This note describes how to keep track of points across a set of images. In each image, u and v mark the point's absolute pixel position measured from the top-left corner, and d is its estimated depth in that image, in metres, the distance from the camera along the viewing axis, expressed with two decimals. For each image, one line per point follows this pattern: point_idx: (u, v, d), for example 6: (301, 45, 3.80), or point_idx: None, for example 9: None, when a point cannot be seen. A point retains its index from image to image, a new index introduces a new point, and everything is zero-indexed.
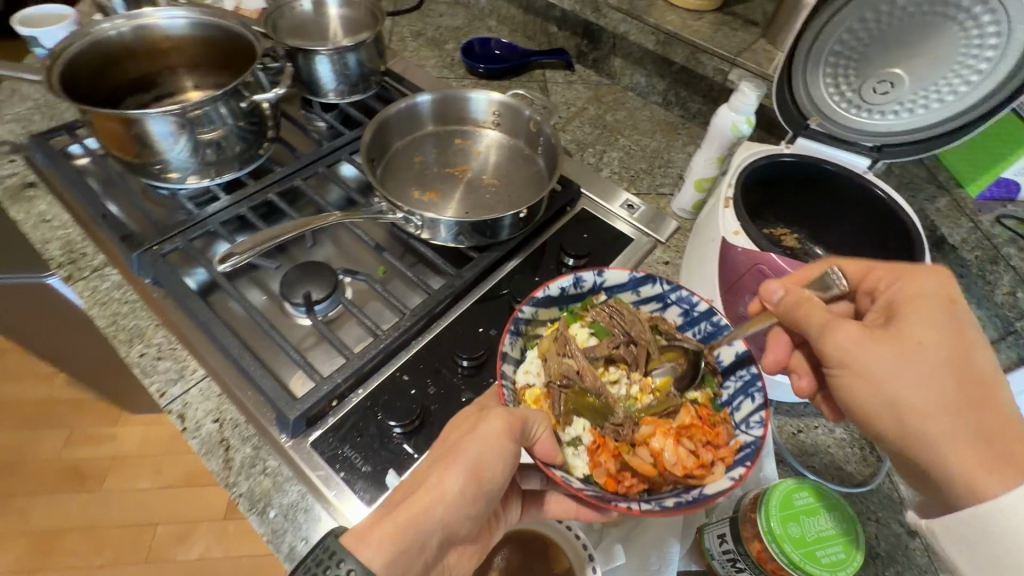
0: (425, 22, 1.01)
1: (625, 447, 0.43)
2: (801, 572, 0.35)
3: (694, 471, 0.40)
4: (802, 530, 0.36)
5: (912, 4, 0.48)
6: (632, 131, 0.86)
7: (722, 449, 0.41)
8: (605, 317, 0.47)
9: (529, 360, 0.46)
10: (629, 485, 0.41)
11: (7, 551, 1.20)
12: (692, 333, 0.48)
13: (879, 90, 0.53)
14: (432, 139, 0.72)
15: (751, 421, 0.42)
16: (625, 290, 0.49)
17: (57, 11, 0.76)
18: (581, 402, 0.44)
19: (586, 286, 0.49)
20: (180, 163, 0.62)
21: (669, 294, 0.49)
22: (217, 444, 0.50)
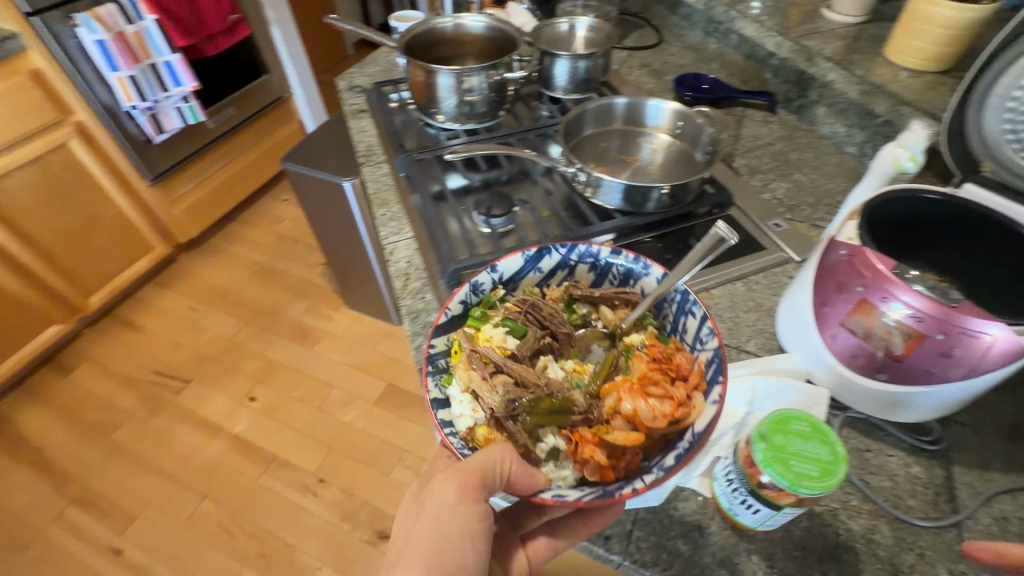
0: (656, 58, 1.20)
1: (602, 430, 0.48)
2: (766, 469, 0.41)
3: (677, 414, 0.46)
4: (785, 443, 0.42)
5: None
6: (813, 170, 0.90)
7: (692, 379, 0.50)
8: (514, 310, 0.57)
9: (461, 401, 0.51)
10: (625, 461, 0.47)
11: (251, 363, 1.73)
12: (611, 279, 0.62)
13: None
14: (619, 133, 0.89)
15: (703, 336, 0.52)
16: (528, 271, 0.61)
17: (414, 15, 1.15)
18: (543, 411, 0.49)
19: (484, 287, 0.59)
20: (449, 110, 0.92)
21: (569, 257, 0.61)
22: (403, 275, 0.74)
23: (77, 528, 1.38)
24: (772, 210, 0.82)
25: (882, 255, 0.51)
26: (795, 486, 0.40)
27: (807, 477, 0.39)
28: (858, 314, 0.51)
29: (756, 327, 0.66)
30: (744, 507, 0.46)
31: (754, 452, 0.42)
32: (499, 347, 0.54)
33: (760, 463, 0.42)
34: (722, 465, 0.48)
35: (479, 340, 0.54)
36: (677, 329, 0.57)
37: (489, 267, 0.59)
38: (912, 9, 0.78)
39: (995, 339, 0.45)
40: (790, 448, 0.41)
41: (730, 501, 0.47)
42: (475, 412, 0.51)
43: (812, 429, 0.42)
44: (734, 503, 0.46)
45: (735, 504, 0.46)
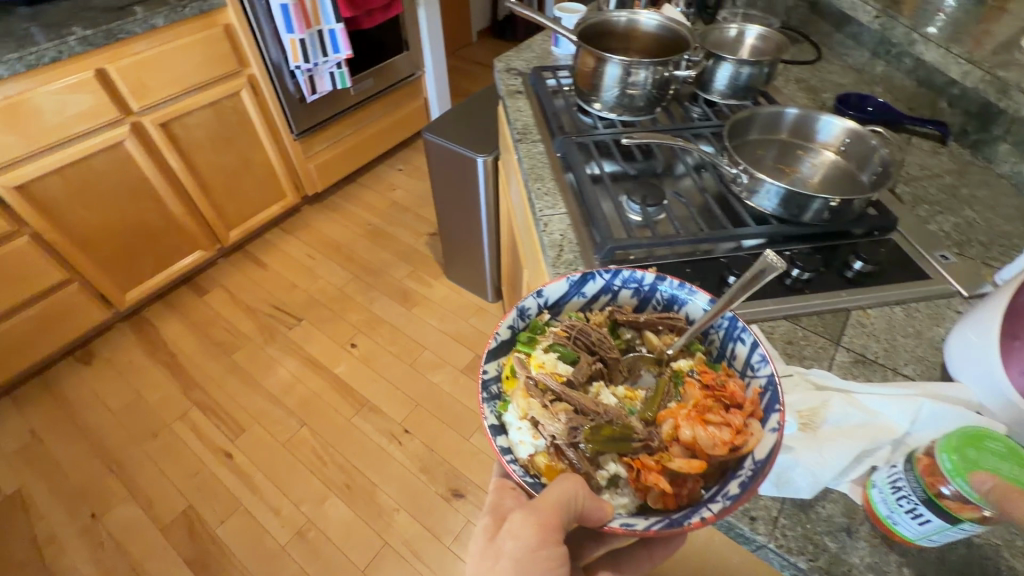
0: (814, 74, 1.17)
1: (662, 457, 0.47)
2: (957, 480, 0.42)
3: (736, 442, 0.46)
4: (978, 459, 0.43)
5: None
6: (986, 208, 0.85)
7: (747, 406, 0.49)
8: (563, 336, 0.55)
9: (522, 428, 0.49)
10: (685, 488, 0.46)
11: (355, 314, 1.87)
12: (655, 303, 0.60)
13: None
14: (780, 143, 0.88)
15: (755, 363, 0.52)
16: (572, 296, 0.59)
17: (577, 7, 1.19)
18: (605, 437, 0.48)
19: (531, 312, 0.57)
20: (608, 99, 0.96)
21: (614, 283, 0.59)
22: (557, 246, 0.78)
23: (196, 429, 1.56)
24: (938, 240, 0.79)
25: None
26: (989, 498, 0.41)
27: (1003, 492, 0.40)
28: None
29: (915, 354, 0.65)
30: (907, 518, 0.46)
31: (940, 461, 0.44)
32: (552, 374, 0.51)
33: (946, 471, 0.43)
34: (886, 472, 0.48)
35: (533, 367, 0.52)
36: (725, 355, 0.56)
37: (534, 292, 0.58)
38: None
39: None
40: (983, 464, 0.42)
41: (889, 508, 0.47)
42: (536, 438, 0.49)
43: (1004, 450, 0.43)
44: (895, 513, 0.47)
45: (897, 515, 0.47)
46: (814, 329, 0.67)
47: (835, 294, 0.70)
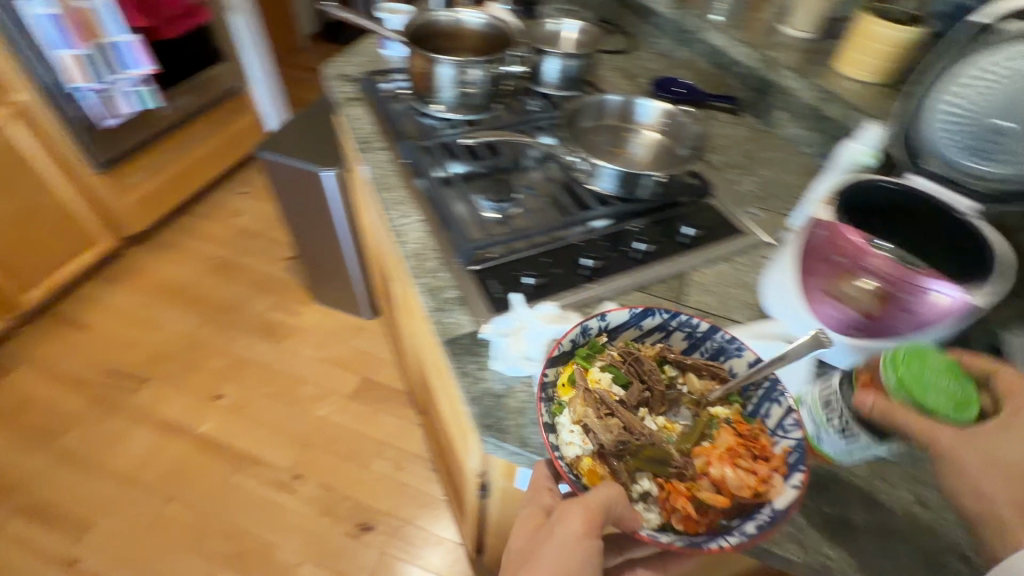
0: (630, 62, 1.28)
1: (692, 487, 0.53)
2: (901, 392, 0.48)
3: (758, 489, 0.52)
4: (919, 372, 0.49)
5: (1015, 70, 0.63)
6: (776, 167, 1.00)
7: (773, 460, 0.53)
8: (618, 359, 0.60)
9: (575, 433, 0.55)
10: (705, 518, 0.52)
11: (214, 360, 1.66)
12: (697, 351, 0.63)
13: (991, 138, 0.66)
14: (609, 127, 0.96)
15: (787, 425, 0.55)
16: (631, 325, 0.62)
17: (401, 7, 1.15)
18: (645, 457, 0.54)
19: (591, 331, 0.61)
20: (447, 100, 0.95)
21: (670, 322, 0.62)
22: (417, 255, 0.76)
23: (24, 540, 1.27)
24: (745, 200, 0.91)
25: (855, 231, 0.59)
26: (923, 410, 0.48)
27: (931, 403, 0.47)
28: (839, 282, 0.60)
29: (741, 300, 0.75)
30: (832, 435, 0.55)
31: (885, 377, 0.49)
32: (607, 392, 0.57)
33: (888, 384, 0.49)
34: (818, 390, 0.57)
35: (589, 381, 0.58)
36: (760, 411, 0.58)
37: (598, 314, 0.61)
38: (864, 31, 0.91)
39: (943, 299, 0.55)
40: (921, 379, 0.49)
41: (819, 427, 0.57)
42: (584, 443, 0.55)
43: (936, 362, 0.50)
44: (823, 431, 0.56)
45: (824, 432, 0.56)
46: (661, 295, 0.74)
47: (673, 259, 0.79)
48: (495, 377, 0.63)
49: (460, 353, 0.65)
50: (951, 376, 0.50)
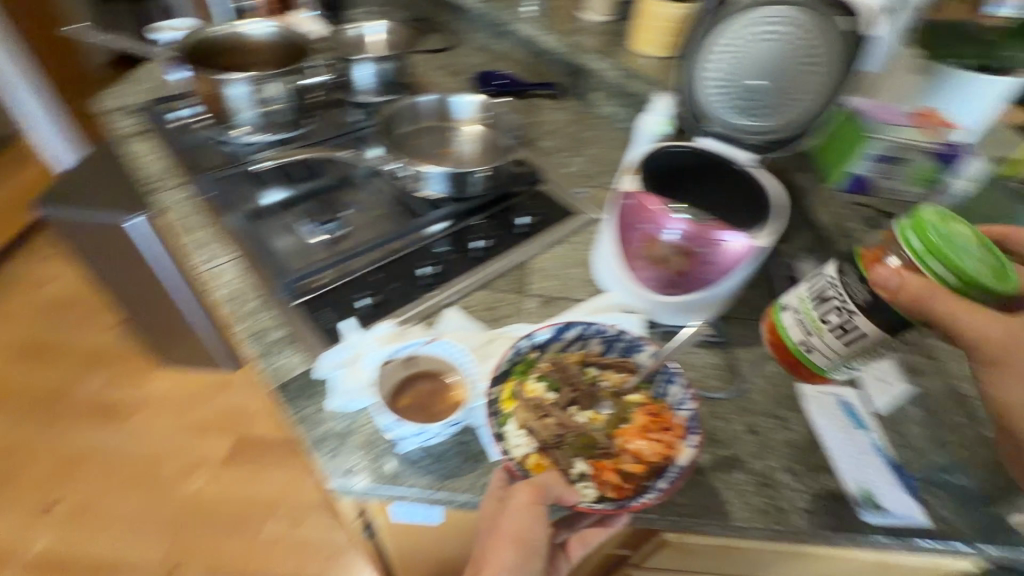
0: (452, 59, 1.27)
1: (615, 459, 0.56)
2: (926, 258, 0.48)
3: (667, 452, 0.55)
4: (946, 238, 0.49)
5: (755, 36, 0.72)
6: (601, 144, 1.04)
7: (675, 427, 0.57)
8: (548, 368, 0.61)
9: (518, 435, 0.56)
10: (631, 483, 0.54)
11: (40, 463, 1.38)
12: (613, 352, 0.62)
13: (751, 97, 0.74)
14: (431, 128, 0.94)
15: (679, 399, 0.59)
16: (555, 341, 0.62)
17: (183, 23, 1.02)
18: (581, 443, 0.57)
19: (523, 349, 0.61)
20: (250, 120, 0.88)
21: (587, 333, 0.62)
22: (233, 299, 0.68)
23: None
24: (576, 181, 0.94)
25: (654, 198, 0.63)
26: (948, 272, 0.48)
27: (959, 265, 0.47)
28: (652, 247, 0.64)
29: (581, 279, 0.77)
30: (829, 333, 0.58)
31: (911, 245, 0.49)
32: (542, 400, 0.59)
33: (909, 251, 0.50)
34: (799, 294, 0.61)
35: (528, 392, 0.59)
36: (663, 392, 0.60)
37: (527, 333, 0.61)
38: (646, 11, 0.98)
39: (735, 246, 0.61)
40: (948, 241, 0.48)
41: (816, 328, 0.59)
42: (529, 443, 0.56)
43: (965, 231, 0.50)
44: (820, 330, 0.59)
45: (821, 332, 0.59)
46: (505, 289, 0.74)
47: (511, 251, 0.79)
48: (335, 417, 0.57)
49: (295, 397, 0.59)
50: (983, 242, 0.50)
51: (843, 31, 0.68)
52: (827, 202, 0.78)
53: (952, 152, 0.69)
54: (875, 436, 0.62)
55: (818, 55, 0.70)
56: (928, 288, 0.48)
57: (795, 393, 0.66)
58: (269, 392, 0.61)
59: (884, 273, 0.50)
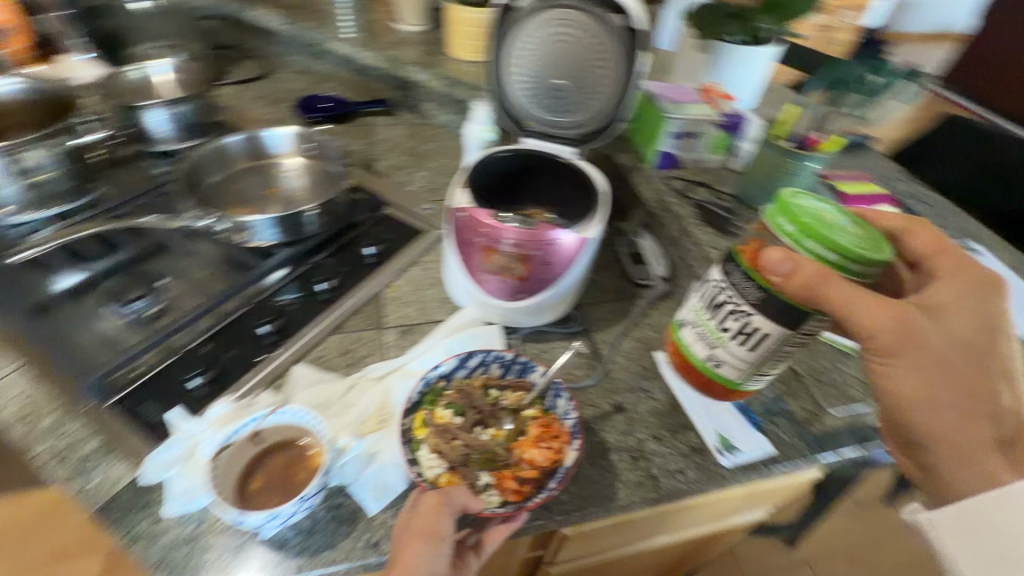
0: (268, 86, 1.17)
1: (513, 469, 0.56)
2: (800, 240, 0.44)
3: (554, 458, 0.56)
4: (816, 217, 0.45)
5: (546, 39, 0.75)
6: (442, 155, 1.03)
7: (560, 433, 0.58)
8: (456, 394, 0.60)
9: (427, 457, 0.55)
10: (526, 489, 0.54)
11: None
12: (509, 373, 0.63)
13: (558, 95, 0.77)
14: (249, 171, 0.87)
15: (563, 410, 0.59)
16: (456, 372, 0.62)
17: None
18: (482, 459, 0.56)
19: (431, 381, 0.60)
20: (12, 198, 0.73)
21: (488, 358, 0.62)
22: (22, 418, 0.57)
23: None
24: (421, 197, 0.92)
25: (485, 211, 0.64)
26: (827, 252, 0.43)
27: (840, 240, 0.42)
28: (491, 258, 0.65)
29: (438, 299, 0.75)
30: (731, 341, 0.50)
31: (783, 229, 0.45)
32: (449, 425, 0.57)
33: (786, 237, 0.45)
34: (693, 311, 0.55)
35: (439, 419, 0.58)
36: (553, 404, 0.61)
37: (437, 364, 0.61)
38: (455, 17, 0.98)
39: (567, 242, 0.63)
40: (819, 219, 0.44)
41: (718, 338, 0.52)
42: (437, 464, 0.55)
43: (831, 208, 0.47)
44: (722, 340, 0.51)
45: (723, 342, 0.51)
46: (361, 328, 0.70)
47: (361, 286, 0.75)
48: (178, 523, 0.51)
49: (122, 515, 0.51)
50: (853, 217, 0.46)
51: (619, 26, 0.72)
52: (645, 180, 0.84)
53: (732, 122, 0.79)
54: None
55: (604, 48, 0.74)
56: (819, 275, 0.42)
57: (654, 362, 0.72)
58: (89, 518, 0.52)
59: (776, 259, 0.44)
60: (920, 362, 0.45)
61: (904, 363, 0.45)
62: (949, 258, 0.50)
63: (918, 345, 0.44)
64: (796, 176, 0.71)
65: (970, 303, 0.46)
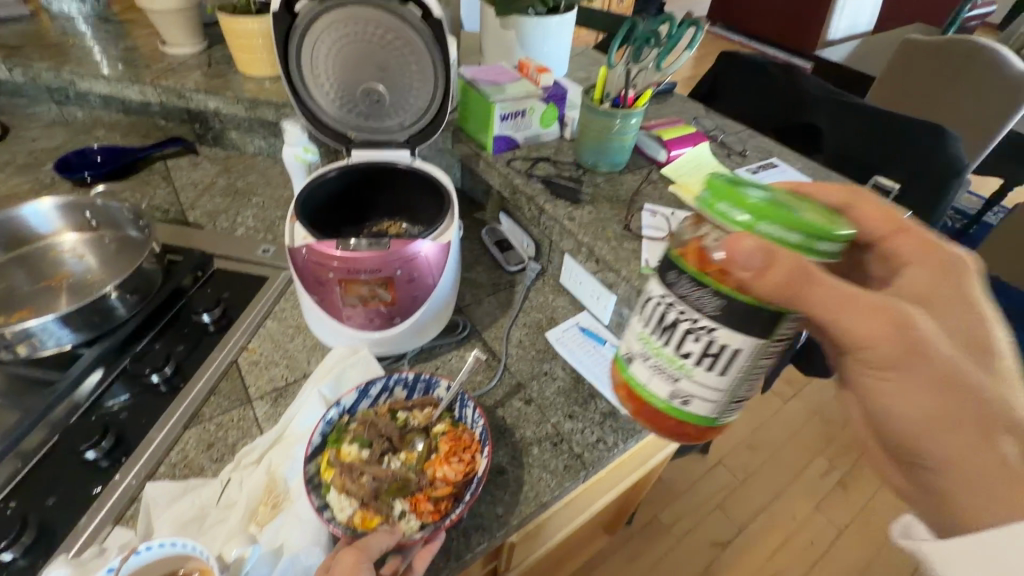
0: (13, 150, 0.94)
1: (428, 489, 0.51)
2: (760, 228, 0.34)
3: (469, 468, 0.51)
4: (763, 195, 0.35)
5: (338, 41, 0.69)
6: (266, 187, 0.91)
7: (471, 442, 0.53)
8: (361, 427, 0.54)
9: (335, 501, 0.49)
10: (443, 505, 0.50)
11: None
12: (414, 394, 0.58)
13: (373, 99, 0.72)
14: (15, 264, 0.70)
15: (469, 415, 0.56)
16: (361, 402, 0.57)
17: None
18: (392, 488, 0.51)
19: (331, 421, 0.55)
20: None
21: (390, 382, 0.58)
22: None
23: None
24: (255, 239, 0.81)
25: (325, 242, 0.58)
26: (794, 235, 0.34)
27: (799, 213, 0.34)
28: (348, 291, 0.59)
29: (308, 348, 0.67)
30: (697, 369, 0.38)
31: (733, 216, 0.34)
32: (358, 461, 0.51)
33: (734, 226, 0.35)
34: (638, 345, 0.42)
35: (343, 456, 0.52)
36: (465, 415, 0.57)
37: (334, 403, 0.56)
38: (232, 31, 0.85)
39: (424, 252, 0.59)
40: (763, 195, 0.35)
41: (679, 368, 0.39)
42: (346, 503, 0.49)
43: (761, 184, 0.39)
44: (686, 369, 0.39)
45: (687, 371, 0.39)
46: (222, 408, 0.60)
47: (208, 359, 0.64)
48: None
49: None
50: (786, 193, 0.38)
51: (414, 18, 0.67)
52: (489, 167, 0.82)
53: (554, 92, 0.81)
54: (613, 342, 0.72)
55: (402, 42, 0.69)
56: (792, 270, 0.33)
57: (548, 343, 0.72)
58: None
59: (745, 250, 0.33)
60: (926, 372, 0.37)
61: (902, 372, 0.38)
62: (912, 237, 0.44)
63: (921, 353, 0.37)
64: (623, 134, 0.75)
65: (948, 293, 0.40)
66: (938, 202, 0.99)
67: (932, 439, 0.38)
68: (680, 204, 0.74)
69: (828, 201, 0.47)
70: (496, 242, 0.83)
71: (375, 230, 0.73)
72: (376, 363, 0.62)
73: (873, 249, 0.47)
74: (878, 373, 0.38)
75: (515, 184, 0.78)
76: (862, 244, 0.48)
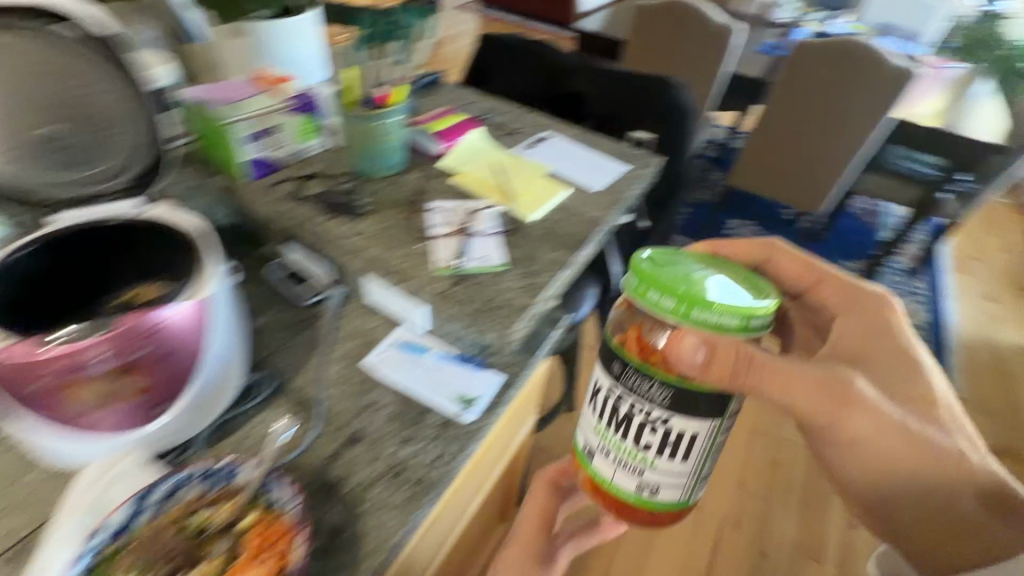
0: None
1: None
2: (687, 316, 0.46)
3: (279, 568, 0.44)
4: (690, 283, 0.47)
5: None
6: None
7: (285, 531, 0.46)
8: (138, 551, 0.44)
9: None
10: None
11: None
12: (213, 486, 0.49)
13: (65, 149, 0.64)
14: None
15: (281, 497, 0.48)
16: (135, 517, 0.45)
17: None
18: None
19: (91, 554, 0.43)
20: None
21: (175, 482, 0.47)
22: None
23: None
24: None
25: (32, 341, 0.45)
26: (716, 319, 0.46)
27: (721, 301, 0.45)
28: (87, 389, 0.47)
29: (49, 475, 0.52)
30: (658, 458, 0.49)
31: (666, 305, 0.46)
32: None
33: (669, 314, 0.46)
34: (599, 442, 0.52)
35: None
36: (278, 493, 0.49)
37: (93, 531, 0.43)
38: None
39: (176, 318, 0.49)
40: (686, 285, 0.47)
41: (642, 459, 0.49)
42: None
43: (684, 262, 0.51)
44: (648, 461, 0.49)
45: (649, 462, 0.49)
46: None
47: None
48: None
49: None
50: (710, 269, 0.51)
51: (71, 37, 0.62)
52: (250, 194, 0.71)
53: (304, 102, 0.73)
54: (438, 349, 0.70)
55: (79, 74, 0.63)
56: (727, 350, 0.45)
57: (367, 371, 0.67)
58: None
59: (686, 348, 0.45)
60: (886, 434, 0.53)
61: (890, 445, 0.53)
62: (831, 289, 0.63)
63: (880, 418, 0.52)
64: (389, 134, 0.71)
65: (879, 344, 0.58)
66: (688, 144, 1.12)
67: (904, 494, 0.55)
68: (464, 193, 0.73)
69: (755, 259, 0.66)
70: (288, 274, 0.73)
71: (120, 303, 0.59)
72: (150, 465, 0.49)
73: (804, 297, 0.66)
74: (859, 444, 0.54)
75: (286, 209, 0.69)
76: (794, 290, 0.67)
